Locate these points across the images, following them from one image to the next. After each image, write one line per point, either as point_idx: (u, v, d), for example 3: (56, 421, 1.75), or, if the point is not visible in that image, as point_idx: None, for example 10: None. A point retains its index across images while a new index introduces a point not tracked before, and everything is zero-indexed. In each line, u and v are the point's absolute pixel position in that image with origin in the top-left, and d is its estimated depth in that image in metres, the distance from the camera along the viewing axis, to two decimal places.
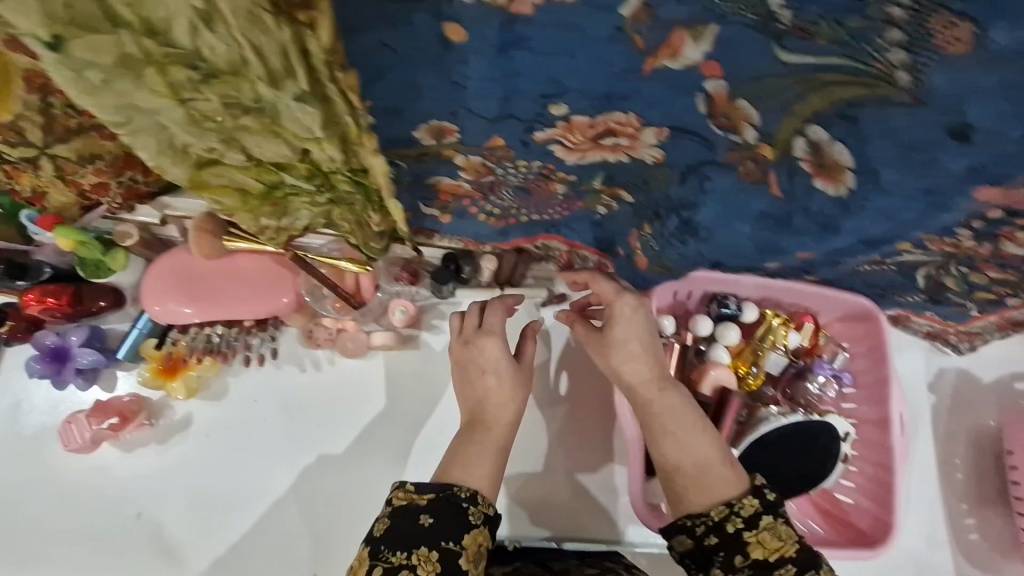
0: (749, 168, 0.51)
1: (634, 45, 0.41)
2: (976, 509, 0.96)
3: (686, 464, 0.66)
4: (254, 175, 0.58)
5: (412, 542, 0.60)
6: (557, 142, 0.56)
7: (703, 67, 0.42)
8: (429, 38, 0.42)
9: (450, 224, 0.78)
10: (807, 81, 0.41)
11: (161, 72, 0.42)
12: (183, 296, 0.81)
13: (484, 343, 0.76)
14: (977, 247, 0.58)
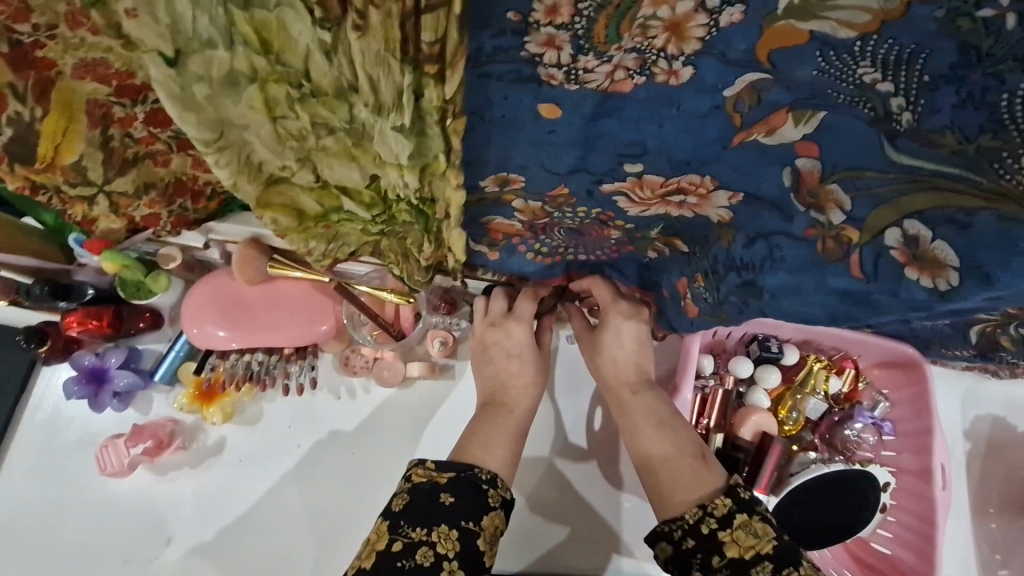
0: (829, 246, 0.47)
1: (732, 120, 0.42)
2: (1010, 560, 0.94)
3: (657, 461, 0.71)
4: (316, 197, 0.58)
5: (430, 518, 0.62)
6: (622, 194, 0.57)
7: (799, 145, 0.43)
8: (525, 110, 0.43)
9: (498, 259, 0.78)
10: (920, 182, 0.39)
11: (262, 89, 0.42)
12: (221, 319, 0.80)
13: (512, 327, 0.80)
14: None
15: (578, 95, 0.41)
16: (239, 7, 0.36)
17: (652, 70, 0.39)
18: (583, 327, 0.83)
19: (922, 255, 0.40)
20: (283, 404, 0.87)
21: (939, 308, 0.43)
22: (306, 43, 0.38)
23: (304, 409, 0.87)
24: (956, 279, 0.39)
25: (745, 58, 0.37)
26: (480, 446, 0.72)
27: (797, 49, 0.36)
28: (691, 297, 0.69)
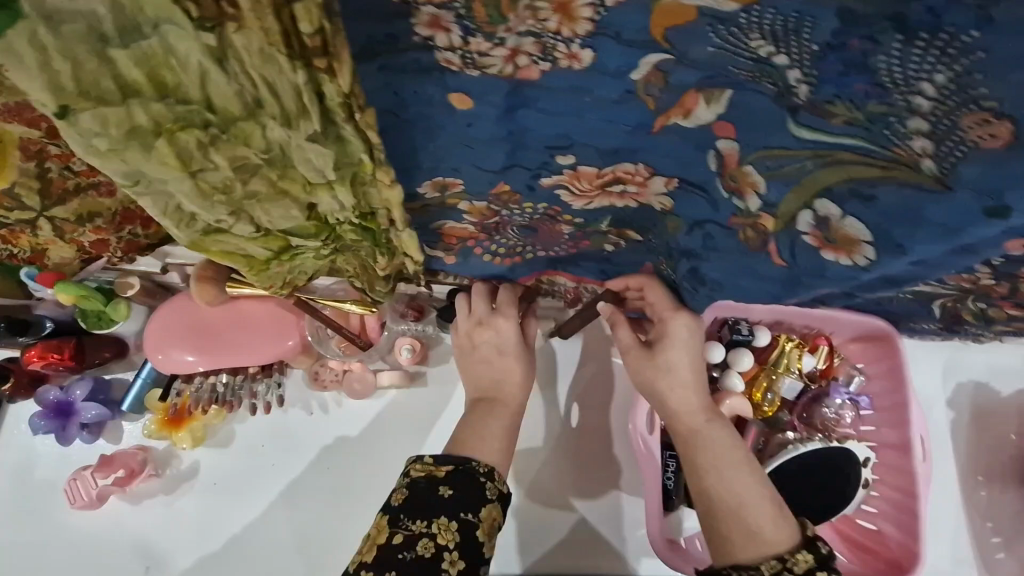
0: (750, 233, 0.50)
1: (646, 106, 0.42)
2: (1002, 526, 0.93)
3: (732, 506, 0.61)
4: (263, 244, 0.58)
5: (429, 510, 0.59)
6: (563, 187, 0.56)
7: (715, 126, 0.43)
8: (435, 102, 0.42)
9: (456, 264, 0.77)
10: (819, 153, 0.40)
11: (171, 142, 0.39)
12: (187, 343, 0.79)
13: (501, 325, 0.77)
14: (995, 281, 0.57)
15: (482, 82, 0.40)
16: (116, 50, 0.34)
17: (553, 55, 0.38)
18: (630, 342, 0.73)
19: (839, 238, 0.44)
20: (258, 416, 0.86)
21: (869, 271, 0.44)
22: (196, 65, 0.36)
23: (280, 420, 0.86)
24: (871, 254, 0.43)
25: (641, 37, 0.36)
26: (476, 436, 0.69)
27: (690, 28, 0.35)
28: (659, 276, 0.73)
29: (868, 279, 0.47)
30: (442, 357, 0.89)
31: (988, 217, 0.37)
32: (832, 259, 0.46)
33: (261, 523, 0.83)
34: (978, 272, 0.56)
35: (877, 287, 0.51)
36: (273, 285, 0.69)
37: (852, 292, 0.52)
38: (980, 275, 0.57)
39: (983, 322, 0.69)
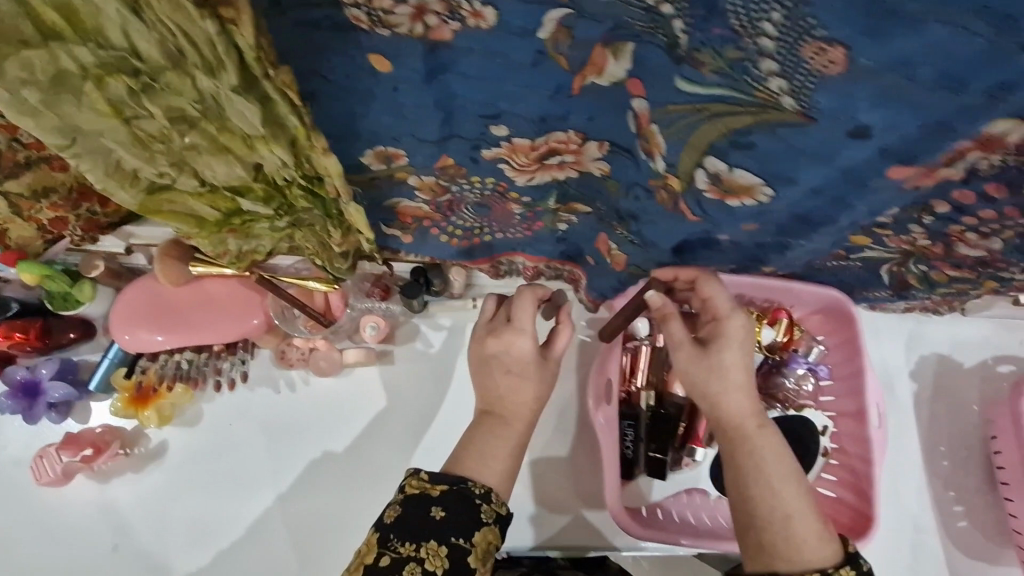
0: (665, 196, 0.53)
1: (560, 65, 0.43)
2: (964, 495, 0.94)
3: (778, 519, 0.58)
4: (209, 203, 0.60)
5: (419, 531, 0.57)
6: (503, 162, 0.57)
7: (628, 84, 0.44)
8: (356, 65, 0.43)
9: (413, 242, 0.78)
10: (700, 107, 0.41)
11: (99, 85, 0.43)
12: (153, 324, 0.81)
13: (512, 340, 0.69)
14: (929, 241, 0.59)
15: (397, 42, 0.41)
16: None
17: (459, 14, 0.38)
18: (682, 339, 0.66)
19: (734, 186, 0.46)
20: (255, 421, 0.87)
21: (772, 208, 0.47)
22: (115, 15, 0.38)
23: (276, 425, 0.87)
24: (770, 192, 0.46)
25: None
26: (474, 459, 0.64)
27: None
28: (615, 248, 0.72)
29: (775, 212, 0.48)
30: (411, 335, 0.90)
31: (849, 137, 0.39)
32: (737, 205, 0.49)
33: (252, 512, 0.84)
34: (911, 230, 0.58)
35: (799, 232, 0.53)
36: (225, 261, 0.73)
37: (778, 234, 0.54)
38: (913, 233, 0.58)
39: (928, 286, 0.70)
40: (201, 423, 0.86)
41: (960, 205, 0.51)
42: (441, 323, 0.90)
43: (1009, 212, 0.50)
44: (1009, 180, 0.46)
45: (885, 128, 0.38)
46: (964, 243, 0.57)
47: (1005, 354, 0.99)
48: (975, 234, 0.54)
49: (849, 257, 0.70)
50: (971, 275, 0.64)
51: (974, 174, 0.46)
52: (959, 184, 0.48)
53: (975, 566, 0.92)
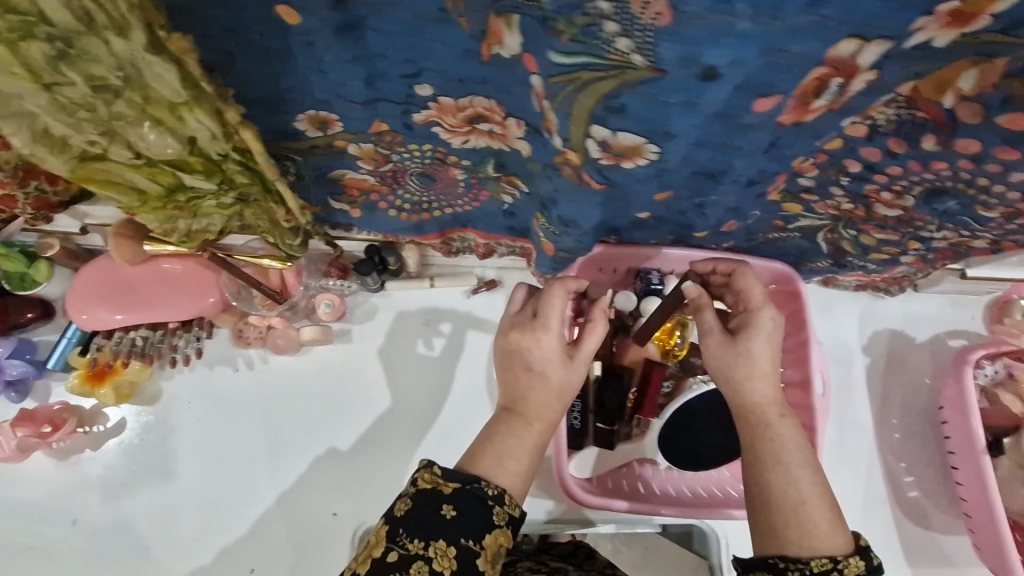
0: (569, 172, 0.50)
1: (461, 27, 0.43)
2: (914, 466, 0.96)
3: (791, 502, 0.61)
4: (148, 175, 0.61)
5: (429, 530, 0.55)
6: (436, 124, 0.58)
7: (524, 58, 0.43)
8: (267, 18, 0.44)
9: (362, 217, 0.80)
10: (570, 76, 0.39)
11: (13, 51, 0.44)
12: (112, 303, 0.83)
13: (538, 336, 0.63)
14: (851, 204, 0.61)
15: None
16: None
17: None
18: (713, 327, 0.69)
19: (625, 149, 0.44)
20: (257, 420, 0.88)
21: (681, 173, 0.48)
22: None
23: (279, 424, 0.88)
24: (656, 148, 0.43)
25: None
26: (497, 461, 0.60)
27: None
28: (542, 237, 0.73)
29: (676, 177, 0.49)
30: (365, 313, 0.91)
31: (703, 82, 0.37)
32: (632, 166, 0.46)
33: (248, 505, 0.85)
34: (833, 194, 0.60)
35: (708, 192, 0.54)
36: (176, 238, 0.73)
37: (684, 202, 0.55)
38: (835, 196, 0.60)
39: (861, 252, 0.72)
40: (204, 421, 0.87)
41: (869, 162, 0.53)
42: (441, 328, 0.92)
43: (913, 167, 0.52)
44: (907, 134, 0.48)
45: (733, 66, 0.36)
46: (881, 204, 0.59)
47: (957, 328, 1.01)
48: (889, 193, 0.57)
49: (788, 227, 0.71)
50: (896, 236, 0.65)
51: (876, 128, 0.49)
52: (863, 138, 0.51)
53: (927, 535, 0.93)
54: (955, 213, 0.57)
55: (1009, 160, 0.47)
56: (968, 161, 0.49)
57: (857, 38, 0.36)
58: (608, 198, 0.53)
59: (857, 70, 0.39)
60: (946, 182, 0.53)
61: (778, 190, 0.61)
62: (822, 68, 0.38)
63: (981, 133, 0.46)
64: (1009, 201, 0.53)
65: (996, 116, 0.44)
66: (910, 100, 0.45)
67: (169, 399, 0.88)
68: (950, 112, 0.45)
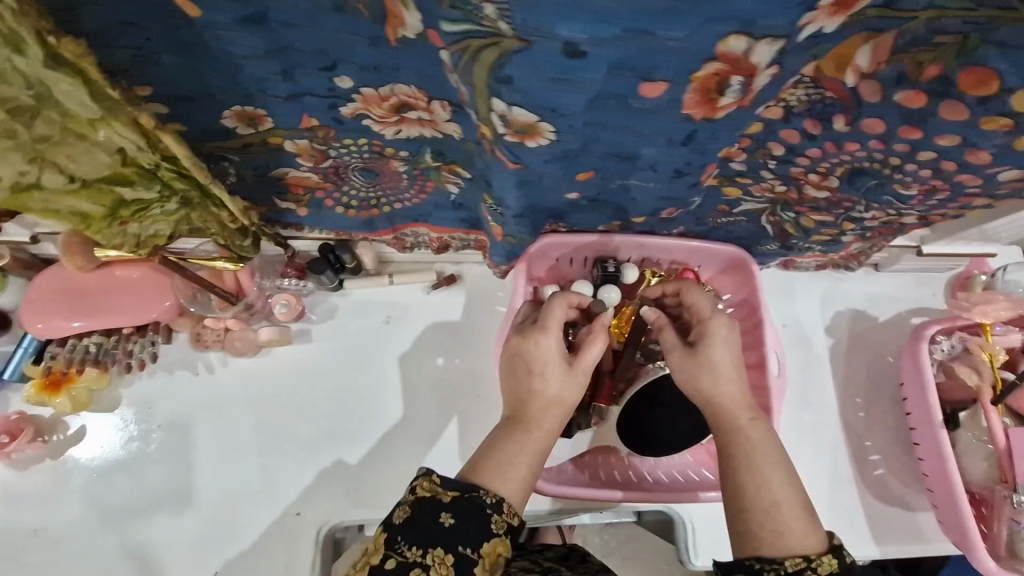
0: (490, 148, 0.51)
1: (362, 14, 0.44)
2: (879, 444, 0.96)
3: (766, 504, 0.60)
4: (90, 198, 0.61)
5: (428, 538, 0.56)
6: (365, 116, 0.59)
7: (430, 33, 0.42)
8: (171, 9, 0.45)
9: (310, 215, 0.81)
10: (462, 44, 0.38)
11: None
12: (67, 310, 0.83)
13: (538, 339, 0.69)
14: (784, 185, 0.63)
15: None
16: None
17: None
18: (674, 344, 0.71)
19: (523, 126, 0.44)
20: (258, 427, 0.89)
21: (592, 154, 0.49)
22: None
23: (279, 431, 0.89)
24: (552, 126, 0.44)
25: None
26: (494, 466, 0.62)
27: None
28: (494, 223, 0.70)
29: (585, 159, 0.50)
30: (325, 311, 0.92)
31: (571, 59, 0.37)
32: (536, 145, 0.47)
33: (243, 510, 0.86)
34: (765, 177, 0.62)
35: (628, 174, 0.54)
36: (124, 246, 0.69)
37: (605, 182, 0.56)
38: (767, 179, 0.62)
39: (803, 233, 0.73)
40: (206, 427, 0.88)
41: (790, 144, 0.56)
42: (438, 336, 0.93)
43: (830, 148, 0.54)
44: (821, 115, 0.52)
45: (596, 43, 0.35)
46: (811, 185, 0.61)
47: (919, 306, 1.01)
48: (815, 174, 0.59)
49: (732, 211, 0.72)
50: (831, 218, 0.67)
51: (791, 110, 0.52)
52: (780, 120, 0.54)
53: (892, 511, 0.94)
54: (877, 192, 0.59)
55: (912, 139, 0.50)
56: (877, 140, 0.51)
57: (744, 35, 0.36)
58: (524, 178, 0.54)
59: (757, 69, 0.39)
60: (863, 162, 0.55)
61: (712, 176, 0.61)
62: (715, 63, 0.38)
63: (882, 110, 0.48)
64: (923, 180, 0.55)
65: (892, 94, 0.46)
66: (814, 79, 0.48)
67: (171, 405, 0.89)
68: (854, 89, 0.48)
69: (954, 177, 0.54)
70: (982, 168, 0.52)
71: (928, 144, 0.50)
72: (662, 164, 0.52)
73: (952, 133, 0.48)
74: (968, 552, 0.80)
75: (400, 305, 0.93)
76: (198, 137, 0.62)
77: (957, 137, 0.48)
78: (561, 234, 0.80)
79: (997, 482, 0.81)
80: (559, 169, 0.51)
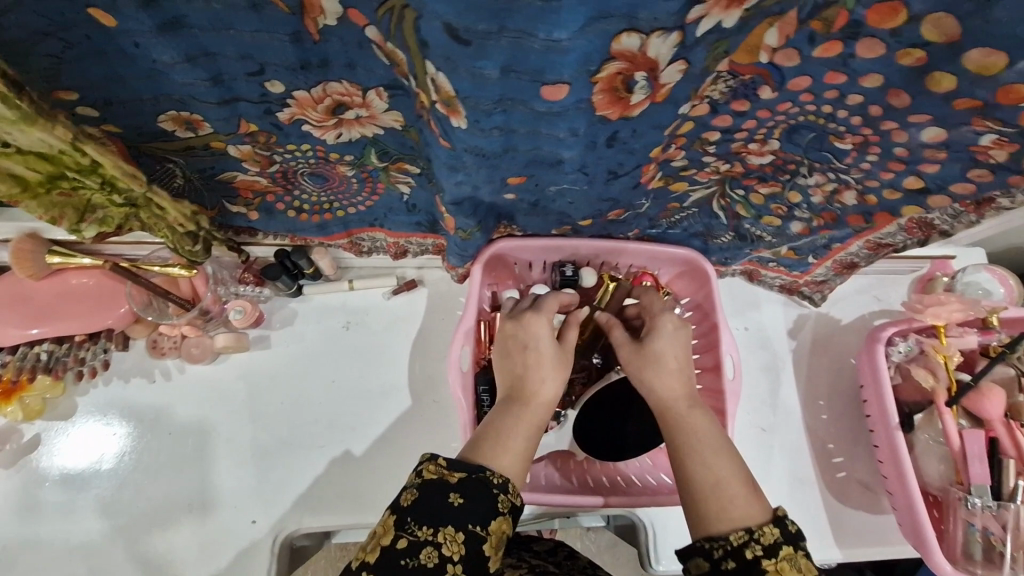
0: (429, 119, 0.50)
1: (279, 8, 0.46)
2: (843, 446, 0.96)
3: (708, 483, 0.60)
4: (24, 163, 0.60)
5: (439, 516, 0.53)
6: (303, 121, 0.60)
7: (350, 14, 0.45)
8: (85, 19, 0.46)
9: (261, 219, 0.82)
10: (388, 5, 0.40)
11: None
12: (20, 319, 0.83)
13: (531, 320, 0.72)
14: (728, 163, 0.66)
15: None
16: None
17: None
18: (623, 340, 0.74)
19: (445, 97, 0.43)
20: (245, 426, 0.88)
21: (520, 155, 0.50)
22: None
23: (258, 435, 0.88)
24: (467, 112, 0.43)
25: None
26: (493, 439, 0.61)
27: None
28: (448, 217, 0.68)
29: (510, 163, 0.51)
30: (283, 318, 0.92)
31: (455, 43, 0.38)
32: (462, 125, 0.45)
33: (240, 511, 0.86)
34: (705, 161, 0.66)
35: (548, 173, 0.54)
36: (64, 223, 0.68)
37: (539, 187, 0.57)
38: (709, 163, 0.66)
39: (754, 214, 0.75)
40: (196, 425, 0.88)
41: (725, 127, 0.60)
42: (406, 345, 0.93)
43: (764, 115, 0.57)
44: (745, 93, 0.55)
45: (477, 34, 0.37)
46: (753, 154, 0.64)
47: (882, 309, 1.00)
48: (755, 143, 0.62)
49: (683, 203, 0.75)
50: (779, 189, 0.70)
51: (716, 102, 0.56)
52: (709, 113, 0.57)
53: (853, 515, 0.93)
54: (816, 147, 0.61)
55: (838, 85, 0.52)
56: (806, 94, 0.54)
57: (635, 32, 0.38)
58: (455, 164, 0.52)
59: (658, 62, 0.42)
60: (801, 117, 0.57)
61: (657, 176, 0.66)
62: (615, 63, 0.40)
63: (807, 68, 0.51)
64: (854, 128, 0.57)
65: (809, 52, 0.49)
66: (732, 70, 0.52)
67: (144, 414, 0.88)
68: (768, 63, 0.51)
69: (881, 124, 0.55)
70: (905, 115, 0.53)
71: (853, 87, 0.52)
72: (591, 165, 0.54)
73: (875, 73, 0.50)
74: (925, 553, 0.80)
75: (363, 310, 0.93)
76: (133, 137, 0.62)
77: (881, 77, 0.50)
78: (513, 238, 0.80)
79: (952, 483, 0.81)
80: (483, 167, 0.51)
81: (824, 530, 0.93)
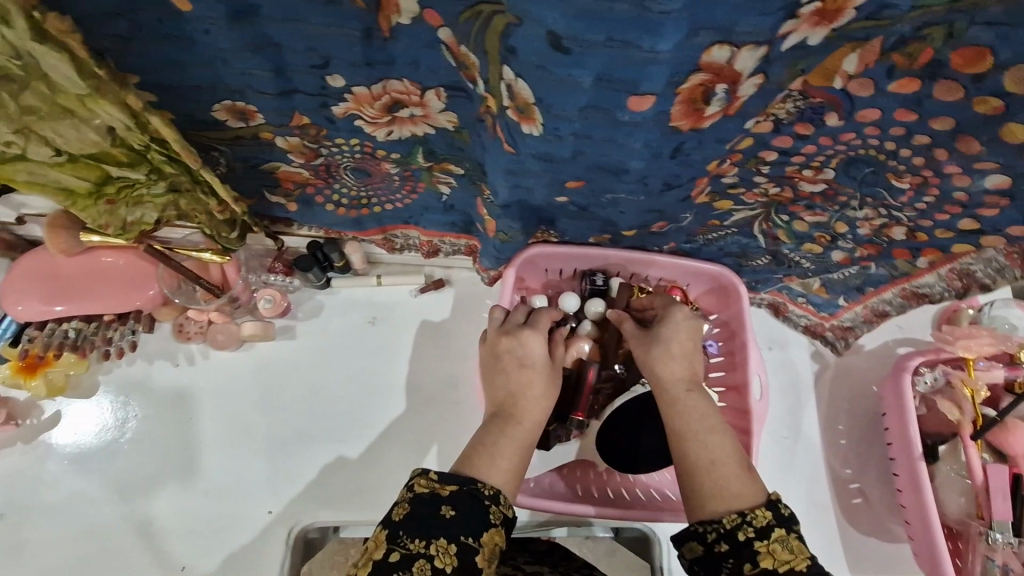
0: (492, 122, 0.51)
1: (357, 5, 0.46)
2: (860, 472, 0.95)
3: (704, 464, 0.62)
4: (73, 172, 0.63)
5: (430, 527, 0.53)
6: (356, 116, 0.60)
7: (426, 14, 0.46)
8: (162, 5, 0.47)
9: (299, 211, 0.82)
10: (474, 10, 0.40)
11: None
12: (49, 296, 0.83)
13: (527, 338, 0.72)
14: (778, 187, 0.66)
15: None
16: None
17: None
18: (631, 332, 0.77)
19: (521, 103, 0.43)
20: (263, 416, 0.88)
21: (584, 163, 0.50)
22: None
23: (276, 425, 0.88)
24: (542, 118, 0.44)
25: None
26: (482, 457, 0.61)
27: None
28: (490, 216, 0.68)
29: (573, 167, 0.51)
30: (312, 307, 0.92)
31: (554, 51, 0.38)
32: (532, 131, 0.46)
33: (254, 499, 0.85)
34: (756, 183, 0.66)
35: (611, 182, 0.54)
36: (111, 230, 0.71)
37: (595, 194, 0.57)
38: (760, 184, 0.66)
39: (795, 241, 0.75)
40: (217, 411, 0.88)
41: (783, 149, 0.59)
42: (428, 344, 0.92)
43: (825, 142, 0.57)
44: (810, 118, 0.55)
45: (579, 41, 0.37)
46: (805, 181, 0.64)
47: (904, 337, 0.99)
48: (809, 170, 0.62)
49: (724, 222, 0.75)
50: (824, 219, 0.70)
51: (780, 121, 0.56)
52: (771, 132, 0.57)
53: (867, 541, 0.93)
54: (871, 181, 0.61)
55: (908, 122, 0.52)
56: (873, 127, 0.54)
57: (727, 44, 0.38)
58: (515, 168, 0.52)
59: (740, 76, 0.42)
60: (860, 150, 0.58)
61: (705, 192, 0.66)
62: (701, 74, 0.41)
63: (878, 101, 0.51)
64: (915, 168, 0.57)
65: (885, 86, 0.49)
66: (803, 92, 0.52)
67: (163, 399, 0.88)
68: (841, 90, 0.51)
69: (943, 168, 0.56)
70: (971, 161, 0.54)
71: (923, 127, 0.52)
72: (651, 176, 0.54)
73: (947, 115, 0.50)
74: None
75: (388, 307, 0.93)
76: (186, 126, 0.62)
77: (952, 121, 0.51)
78: (548, 246, 0.80)
79: (973, 517, 0.81)
80: (546, 172, 0.52)
81: (836, 554, 0.93)
